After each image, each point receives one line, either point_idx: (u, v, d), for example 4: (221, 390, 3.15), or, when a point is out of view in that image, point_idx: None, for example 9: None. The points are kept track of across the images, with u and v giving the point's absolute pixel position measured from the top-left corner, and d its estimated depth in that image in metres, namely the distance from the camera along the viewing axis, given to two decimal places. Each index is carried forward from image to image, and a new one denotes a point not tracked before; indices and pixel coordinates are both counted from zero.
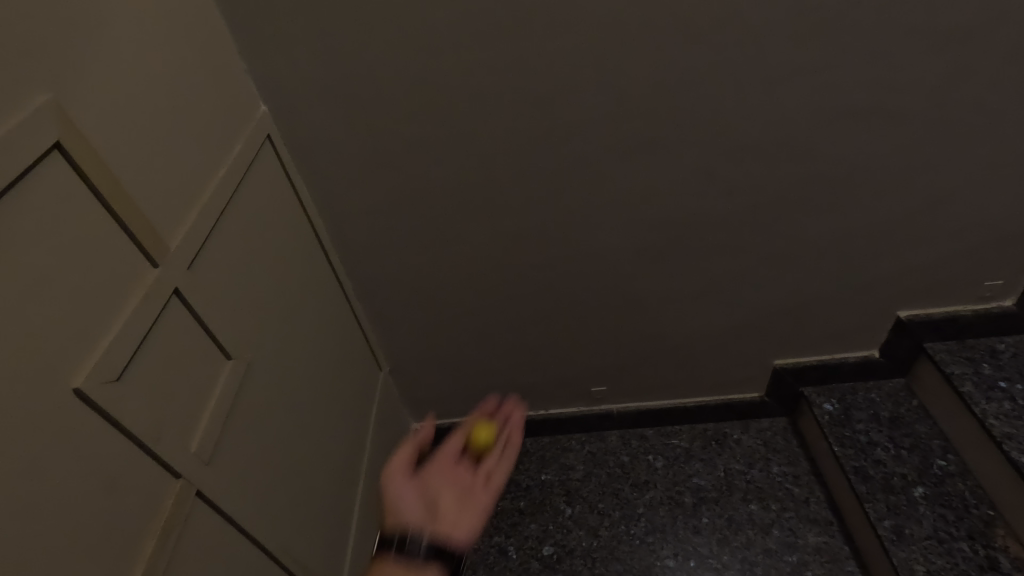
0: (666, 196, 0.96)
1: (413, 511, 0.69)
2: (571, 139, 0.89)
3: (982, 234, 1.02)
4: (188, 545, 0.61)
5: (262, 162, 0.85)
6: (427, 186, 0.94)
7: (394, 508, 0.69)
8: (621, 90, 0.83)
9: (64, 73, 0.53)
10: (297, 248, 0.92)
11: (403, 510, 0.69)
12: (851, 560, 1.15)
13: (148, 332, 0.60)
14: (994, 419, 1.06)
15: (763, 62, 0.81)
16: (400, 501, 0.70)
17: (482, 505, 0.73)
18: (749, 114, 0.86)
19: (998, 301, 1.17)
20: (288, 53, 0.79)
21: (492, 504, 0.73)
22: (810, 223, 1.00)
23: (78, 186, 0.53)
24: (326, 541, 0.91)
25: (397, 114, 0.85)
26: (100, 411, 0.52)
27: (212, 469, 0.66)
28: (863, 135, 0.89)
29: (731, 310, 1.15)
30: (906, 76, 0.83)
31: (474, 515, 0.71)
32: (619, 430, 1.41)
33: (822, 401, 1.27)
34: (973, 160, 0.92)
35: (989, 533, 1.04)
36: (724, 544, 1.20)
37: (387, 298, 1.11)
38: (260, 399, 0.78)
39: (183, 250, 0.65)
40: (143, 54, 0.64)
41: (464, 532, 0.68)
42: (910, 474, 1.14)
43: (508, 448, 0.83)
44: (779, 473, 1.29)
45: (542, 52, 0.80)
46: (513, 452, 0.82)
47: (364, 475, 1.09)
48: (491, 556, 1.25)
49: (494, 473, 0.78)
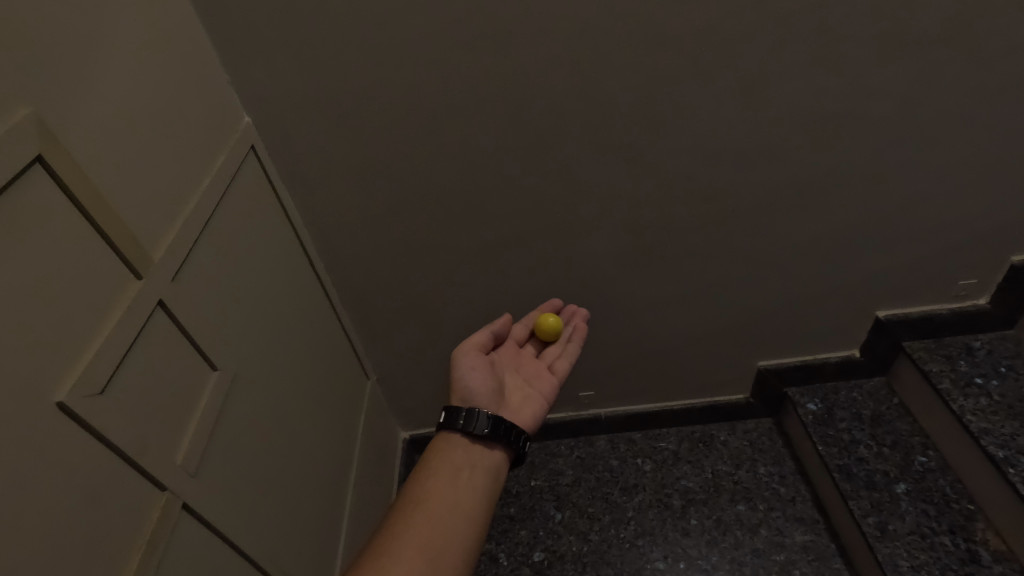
0: (647, 202, 0.98)
1: (484, 385, 0.79)
2: (554, 148, 0.90)
3: (954, 234, 1.05)
4: (174, 557, 0.60)
5: (247, 173, 0.85)
6: (411, 195, 0.94)
7: (470, 378, 0.79)
8: (602, 98, 0.85)
9: (44, 85, 0.53)
10: (282, 259, 0.92)
11: (478, 382, 0.79)
12: (838, 558, 1.16)
13: (133, 344, 0.59)
14: (971, 415, 1.08)
15: (739, 70, 0.83)
16: (476, 373, 0.80)
17: (543, 394, 0.86)
18: (727, 121, 0.88)
19: (971, 299, 1.18)
20: (272, 65, 0.80)
21: (554, 395, 0.87)
22: (789, 226, 1.02)
23: (60, 200, 0.53)
24: (314, 552, 0.91)
25: (380, 123, 0.86)
26: (82, 423, 0.52)
27: (198, 481, 0.66)
28: (838, 140, 0.91)
29: (714, 313, 1.17)
30: (876, 83, 0.85)
31: (536, 403, 0.84)
32: (608, 434, 1.42)
33: (806, 401, 1.29)
34: (941, 164, 0.95)
35: (970, 526, 1.06)
36: (713, 545, 1.21)
37: (374, 307, 1.11)
38: (246, 411, 0.78)
39: (167, 261, 0.65)
40: (125, 65, 0.64)
41: (527, 417, 0.81)
42: (892, 470, 1.16)
43: (571, 338, 0.96)
44: (766, 474, 1.30)
45: (524, 62, 0.81)
46: (575, 347, 0.94)
47: (352, 485, 1.08)
48: (482, 564, 1.24)
49: (553, 365, 0.92)
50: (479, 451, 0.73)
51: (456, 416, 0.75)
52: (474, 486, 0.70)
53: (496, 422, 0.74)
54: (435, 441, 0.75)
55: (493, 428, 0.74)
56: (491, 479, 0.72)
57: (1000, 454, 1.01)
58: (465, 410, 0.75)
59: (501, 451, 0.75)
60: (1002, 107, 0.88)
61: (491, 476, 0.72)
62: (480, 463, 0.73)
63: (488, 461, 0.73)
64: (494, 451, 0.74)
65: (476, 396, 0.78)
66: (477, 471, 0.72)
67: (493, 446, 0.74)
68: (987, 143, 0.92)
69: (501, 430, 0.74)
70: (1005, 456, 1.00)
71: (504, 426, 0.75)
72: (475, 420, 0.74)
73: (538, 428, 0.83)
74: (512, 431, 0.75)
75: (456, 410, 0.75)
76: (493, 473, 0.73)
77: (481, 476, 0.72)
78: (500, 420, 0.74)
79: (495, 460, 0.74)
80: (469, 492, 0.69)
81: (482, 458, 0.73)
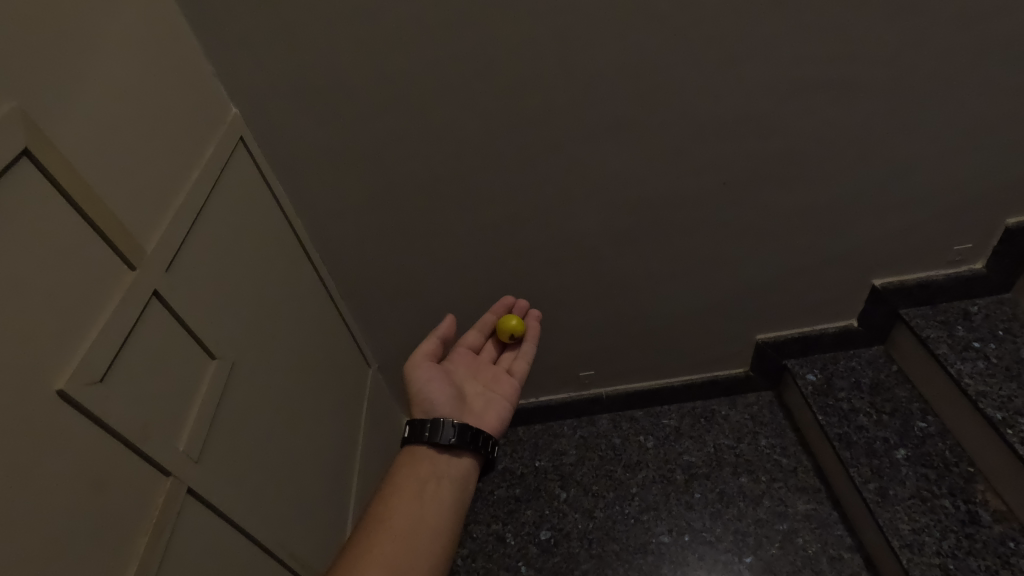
0: (638, 178, 0.98)
1: (443, 394, 0.79)
2: (544, 128, 0.90)
3: (947, 199, 1.05)
4: (182, 541, 0.62)
5: (237, 165, 0.85)
6: (401, 181, 0.95)
7: (429, 390, 0.80)
8: (587, 75, 0.85)
9: (26, 80, 0.53)
10: (277, 248, 0.93)
11: (435, 394, 0.79)
12: (840, 524, 1.17)
13: (130, 334, 0.60)
14: (969, 378, 1.08)
15: (725, 41, 0.83)
16: (433, 383, 0.80)
17: (508, 393, 0.86)
18: (713, 94, 0.88)
19: (967, 264, 1.19)
20: (257, 55, 0.80)
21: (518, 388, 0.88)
22: (782, 199, 1.02)
23: (51, 194, 0.54)
24: (322, 535, 0.93)
25: (367, 109, 0.86)
26: (84, 411, 0.53)
27: (202, 468, 0.67)
28: (825, 109, 0.91)
29: (710, 288, 1.17)
30: (864, 48, 0.85)
31: (501, 404, 0.84)
32: (610, 413, 1.44)
33: (806, 372, 1.30)
34: (933, 129, 0.94)
35: (969, 489, 1.07)
36: (717, 517, 1.22)
37: (371, 294, 1.12)
38: (247, 398, 0.79)
39: (159, 252, 0.66)
40: (108, 59, 0.64)
41: (492, 420, 0.82)
42: (891, 437, 1.17)
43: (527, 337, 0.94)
44: (767, 446, 1.31)
45: (507, 42, 0.81)
46: (530, 346, 0.92)
47: (357, 470, 1.10)
48: (489, 545, 1.26)
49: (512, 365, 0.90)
50: (446, 462, 0.74)
51: (420, 428, 0.75)
52: (441, 499, 0.71)
53: (462, 429, 0.75)
54: (400, 458, 0.75)
55: (460, 436, 0.75)
56: (459, 489, 0.73)
57: (998, 417, 1.01)
58: (430, 422, 0.75)
59: (468, 458, 0.76)
60: (993, 69, 0.88)
61: (459, 487, 0.73)
62: (448, 474, 0.74)
63: (456, 470, 0.74)
64: (462, 459, 0.75)
65: (438, 406, 0.78)
66: (444, 483, 0.73)
67: (461, 454, 0.76)
68: (979, 106, 0.92)
69: (467, 437, 0.75)
70: (1003, 418, 1.01)
71: (471, 433, 0.76)
72: (438, 432, 0.74)
73: (505, 428, 0.83)
74: (478, 437, 0.76)
75: (418, 424, 0.76)
76: (461, 483, 0.73)
77: (449, 488, 0.72)
78: (466, 427, 0.75)
79: (462, 469, 0.75)
80: (435, 505, 0.70)
81: (449, 469, 0.74)
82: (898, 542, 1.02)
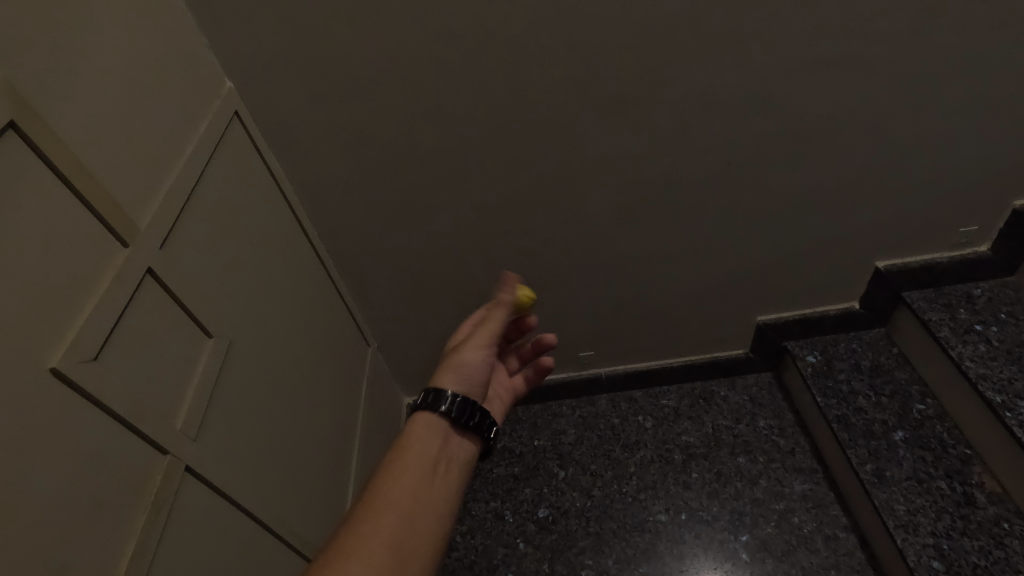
0: (639, 158, 0.96)
1: (480, 379, 0.80)
2: (546, 105, 0.88)
3: (954, 180, 1.03)
4: (179, 518, 0.62)
5: (232, 140, 0.83)
6: (401, 160, 0.93)
7: (473, 369, 0.79)
8: (588, 50, 0.83)
9: (10, 49, 0.51)
10: (272, 226, 0.91)
11: (477, 377, 0.80)
12: (836, 504, 1.18)
13: (123, 312, 0.60)
14: (970, 361, 1.08)
15: (732, 16, 0.80)
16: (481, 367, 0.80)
17: (506, 396, 0.89)
18: (717, 70, 0.86)
19: (972, 247, 1.17)
20: (251, 27, 0.78)
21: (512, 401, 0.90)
22: (784, 179, 1.01)
23: (39, 169, 0.53)
24: (321, 510, 0.94)
25: (363, 84, 0.84)
26: (77, 388, 0.52)
27: (200, 446, 0.67)
28: (832, 88, 0.89)
29: (711, 270, 1.16)
30: (875, 22, 0.82)
31: (503, 402, 0.88)
32: (609, 393, 1.44)
33: (805, 354, 1.30)
34: (943, 108, 0.92)
35: (966, 470, 1.08)
36: (714, 496, 1.23)
37: (370, 273, 1.12)
38: (244, 376, 0.78)
39: (153, 229, 0.65)
40: (96, 30, 0.62)
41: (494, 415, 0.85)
42: (890, 419, 1.17)
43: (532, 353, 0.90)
44: (765, 427, 1.32)
45: (507, 13, 0.78)
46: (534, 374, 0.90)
47: (356, 448, 1.11)
48: (488, 521, 1.27)
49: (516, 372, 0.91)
50: (457, 444, 0.75)
51: (444, 400, 0.75)
52: (449, 480, 0.71)
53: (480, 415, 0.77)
54: (412, 428, 0.74)
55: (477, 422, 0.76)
56: (464, 474, 0.74)
57: (997, 399, 1.01)
58: (456, 395, 0.75)
59: (476, 445, 0.77)
60: (1008, 46, 0.85)
61: (463, 470, 0.74)
62: (457, 456, 0.74)
63: (464, 455, 0.75)
64: (471, 445, 0.76)
65: (470, 387, 0.79)
66: (453, 465, 0.73)
67: (472, 439, 0.77)
68: (990, 84, 0.90)
69: (481, 423, 0.77)
70: (1002, 401, 1.01)
71: (486, 421, 0.77)
72: (461, 409, 0.75)
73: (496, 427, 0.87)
74: (490, 427, 0.78)
75: (446, 395, 0.75)
76: (468, 467, 0.74)
77: (456, 470, 0.73)
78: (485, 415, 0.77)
79: (469, 453, 0.76)
80: (443, 487, 0.70)
81: (458, 451, 0.75)
82: (893, 522, 1.03)
